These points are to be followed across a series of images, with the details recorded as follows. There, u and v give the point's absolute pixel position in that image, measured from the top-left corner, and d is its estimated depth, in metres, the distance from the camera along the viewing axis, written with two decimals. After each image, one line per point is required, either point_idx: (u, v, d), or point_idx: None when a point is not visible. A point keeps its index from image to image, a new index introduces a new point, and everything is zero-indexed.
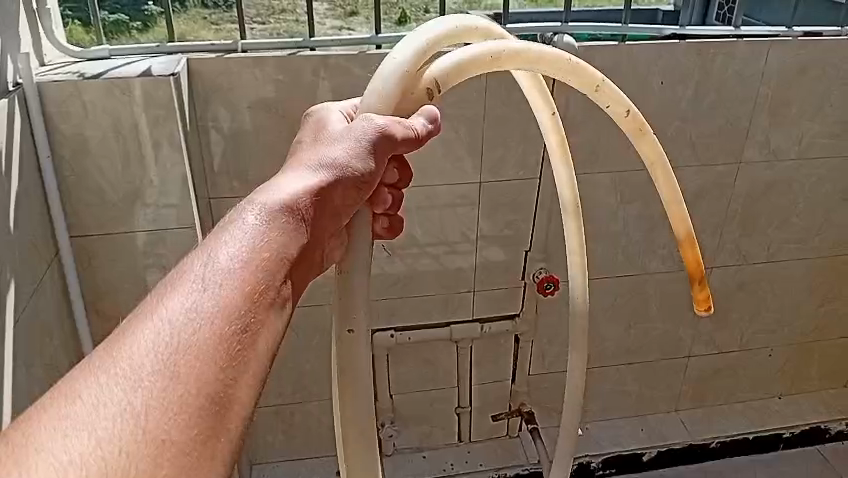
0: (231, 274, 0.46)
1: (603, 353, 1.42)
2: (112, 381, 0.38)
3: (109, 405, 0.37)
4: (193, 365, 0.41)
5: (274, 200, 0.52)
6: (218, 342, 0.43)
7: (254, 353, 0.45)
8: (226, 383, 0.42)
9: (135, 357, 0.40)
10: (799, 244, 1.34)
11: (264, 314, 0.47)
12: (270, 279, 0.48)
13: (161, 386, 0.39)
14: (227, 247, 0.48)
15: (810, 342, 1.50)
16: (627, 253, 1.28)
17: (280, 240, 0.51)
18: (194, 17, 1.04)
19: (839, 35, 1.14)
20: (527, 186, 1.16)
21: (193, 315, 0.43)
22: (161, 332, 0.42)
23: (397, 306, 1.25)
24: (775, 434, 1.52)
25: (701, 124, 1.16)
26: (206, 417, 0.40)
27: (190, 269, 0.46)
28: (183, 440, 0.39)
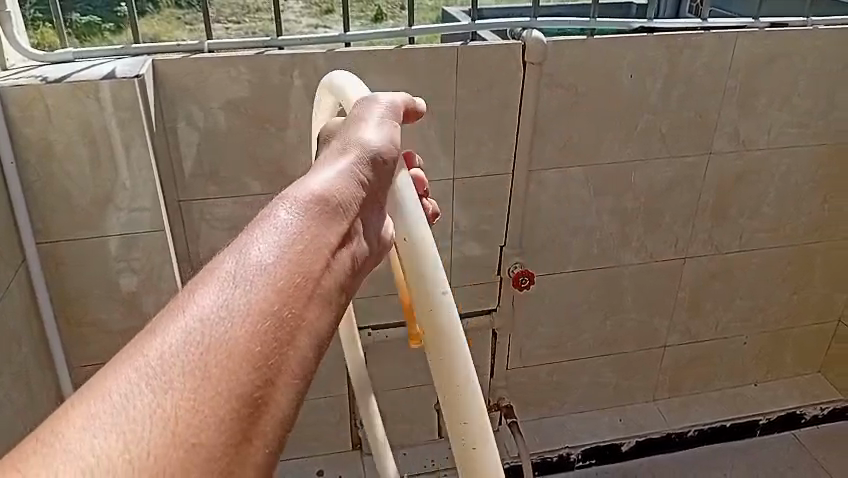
0: (272, 265, 0.41)
1: (581, 346, 1.42)
2: (139, 384, 0.33)
3: (136, 408, 0.32)
4: (231, 366, 0.36)
5: (309, 188, 0.47)
6: (253, 340, 0.37)
7: (297, 358, 0.40)
8: (264, 385, 0.37)
9: (162, 357, 0.35)
10: (771, 233, 1.36)
11: (306, 309, 0.41)
12: (313, 273, 0.43)
13: (190, 388, 0.34)
14: (267, 237, 0.42)
15: (785, 329, 1.52)
16: (601, 246, 1.29)
17: (320, 232, 0.45)
18: (167, 18, 1.02)
19: (804, 25, 1.15)
20: (502, 182, 1.16)
21: (229, 310, 0.38)
22: (194, 329, 0.36)
23: (373, 303, 1.25)
24: (752, 421, 1.54)
25: (672, 116, 1.16)
26: (243, 428, 0.35)
27: (227, 260, 0.41)
28: (216, 448, 0.33)
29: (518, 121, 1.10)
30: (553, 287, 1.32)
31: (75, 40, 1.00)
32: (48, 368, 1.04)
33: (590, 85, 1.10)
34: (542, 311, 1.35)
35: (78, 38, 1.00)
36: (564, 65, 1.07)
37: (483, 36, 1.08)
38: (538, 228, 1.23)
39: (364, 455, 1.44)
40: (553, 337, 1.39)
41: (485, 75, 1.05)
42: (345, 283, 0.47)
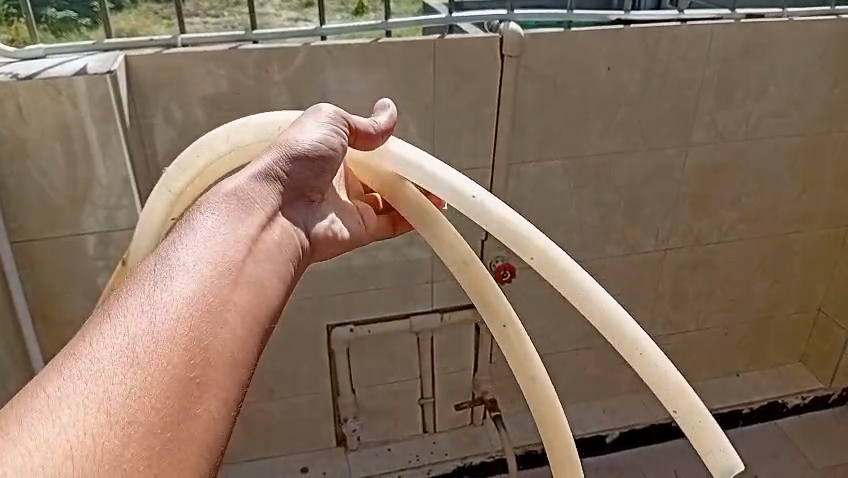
0: (190, 264, 0.51)
1: (564, 338, 1.42)
2: (77, 376, 0.41)
3: (74, 398, 0.40)
4: (157, 351, 0.44)
5: (217, 210, 0.56)
6: (175, 331, 0.46)
7: (218, 341, 0.48)
8: (188, 366, 0.46)
9: (96, 352, 0.43)
10: (750, 223, 1.36)
11: (222, 302, 0.50)
12: (230, 265, 0.53)
13: (122, 375, 0.42)
14: (184, 243, 0.52)
15: (766, 319, 1.53)
16: (582, 238, 1.29)
17: (235, 230, 0.56)
18: (144, 13, 1.02)
19: (780, 16, 1.15)
20: (483, 176, 1.15)
21: (148, 310, 0.46)
22: (118, 327, 0.45)
23: (355, 299, 1.24)
24: (735, 411, 1.56)
25: (650, 108, 1.16)
26: (177, 397, 0.44)
27: (147, 267, 0.50)
28: (149, 422, 0.42)
29: (497, 113, 1.09)
30: (535, 280, 1.32)
31: (51, 36, 0.99)
32: (26, 370, 1.03)
33: (568, 77, 1.09)
34: (524, 303, 1.35)
35: (54, 34, 0.99)
36: (543, 58, 1.07)
37: (461, 28, 1.07)
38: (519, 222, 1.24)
39: (348, 451, 1.44)
40: (536, 330, 1.39)
41: (463, 68, 1.04)
42: (268, 275, 0.57)
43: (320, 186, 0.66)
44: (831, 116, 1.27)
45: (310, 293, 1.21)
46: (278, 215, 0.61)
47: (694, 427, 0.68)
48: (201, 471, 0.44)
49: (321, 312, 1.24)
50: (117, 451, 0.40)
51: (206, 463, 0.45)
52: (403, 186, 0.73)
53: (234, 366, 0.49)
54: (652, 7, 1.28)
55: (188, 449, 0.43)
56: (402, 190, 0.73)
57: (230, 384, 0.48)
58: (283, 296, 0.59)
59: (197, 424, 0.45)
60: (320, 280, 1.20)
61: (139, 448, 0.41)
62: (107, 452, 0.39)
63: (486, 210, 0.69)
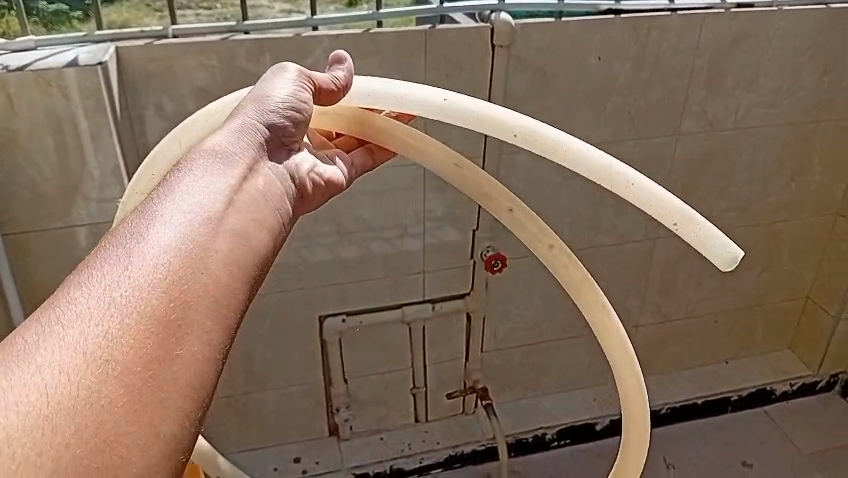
0: (171, 211, 0.50)
1: (555, 326, 1.43)
2: (54, 319, 0.41)
3: (53, 341, 0.40)
4: (137, 291, 0.44)
5: (198, 164, 0.56)
6: (158, 274, 0.46)
7: (204, 284, 0.48)
8: (173, 307, 0.45)
9: (76, 297, 0.43)
10: (740, 212, 1.37)
11: (207, 246, 0.50)
12: (213, 211, 0.52)
13: (102, 317, 0.42)
14: (166, 193, 0.52)
15: (754, 307, 1.54)
16: (573, 228, 1.30)
17: (217, 179, 0.55)
18: (136, 4, 1.01)
19: (770, 5, 1.16)
20: (474, 166, 1.16)
21: (129, 255, 0.46)
22: (98, 273, 0.44)
23: (347, 290, 1.24)
24: (724, 398, 1.58)
25: (641, 98, 1.17)
26: (158, 337, 0.43)
27: (132, 217, 0.50)
28: (132, 362, 0.42)
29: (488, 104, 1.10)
30: (526, 269, 1.33)
31: (43, 29, 0.98)
32: None
33: (559, 66, 1.10)
34: (515, 293, 1.36)
35: (45, 28, 0.98)
36: (533, 48, 1.07)
37: (453, 18, 1.07)
38: None
39: (340, 441, 1.45)
40: (527, 319, 1.40)
41: (453, 58, 1.04)
42: (255, 222, 0.56)
43: (298, 137, 0.67)
44: (819, 105, 1.28)
45: (303, 284, 1.21)
46: (261, 167, 0.61)
47: (699, 235, 0.68)
48: (191, 410, 0.44)
49: (313, 303, 1.24)
50: (94, 389, 0.40)
51: (196, 402, 0.44)
52: (372, 116, 0.73)
53: (223, 309, 0.49)
54: None
55: (176, 388, 0.43)
56: (374, 122, 0.73)
57: (219, 324, 0.48)
58: (276, 243, 0.59)
59: (184, 363, 0.44)
60: (312, 270, 1.20)
61: (117, 386, 0.40)
62: (83, 391, 0.39)
63: (457, 105, 0.69)
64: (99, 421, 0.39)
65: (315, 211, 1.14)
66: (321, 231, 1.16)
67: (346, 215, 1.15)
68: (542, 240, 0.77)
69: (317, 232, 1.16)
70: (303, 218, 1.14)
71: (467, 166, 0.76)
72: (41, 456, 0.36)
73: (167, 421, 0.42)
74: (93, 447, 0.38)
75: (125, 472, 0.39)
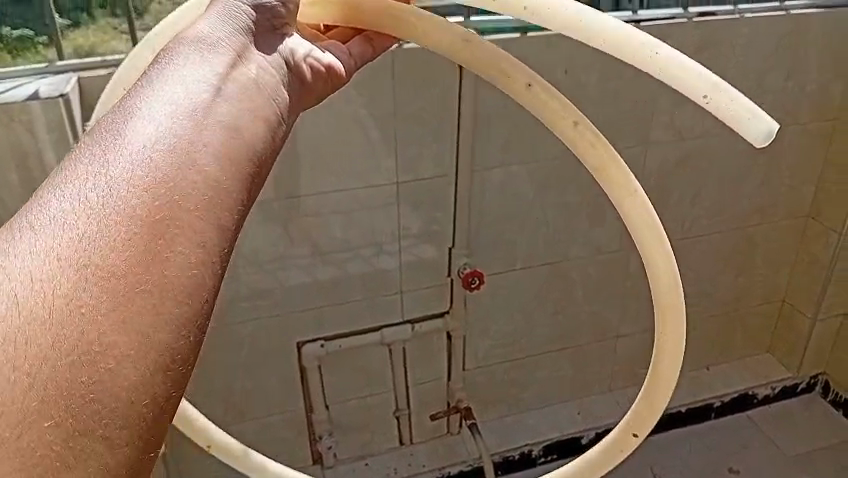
0: (152, 104, 0.46)
1: (536, 341, 1.43)
2: (25, 223, 0.38)
3: (25, 246, 0.36)
4: (115, 189, 0.40)
5: (179, 58, 0.51)
6: (138, 171, 0.41)
7: (193, 179, 0.43)
8: (158, 205, 0.41)
9: (49, 200, 0.39)
10: (713, 218, 1.38)
11: (194, 139, 0.45)
12: (199, 101, 0.48)
13: (77, 218, 0.38)
14: (146, 88, 0.48)
15: (732, 313, 1.55)
16: (548, 241, 1.30)
17: (201, 69, 0.51)
18: (104, 28, 0.97)
19: (731, 13, 1.17)
20: (447, 183, 1.16)
21: (105, 156, 0.42)
22: (72, 176, 0.40)
23: (324, 314, 1.23)
24: (707, 405, 1.57)
25: (609, 109, 1.17)
26: (143, 236, 0.39)
27: (110, 115, 0.46)
28: (114, 265, 0.37)
29: (457, 120, 1.10)
30: (504, 285, 1.32)
31: (7, 56, 0.95)
32: None
33: None
34: (494, 309, 1.35)
35: (10, 54, 0.95)
36: None
37: None
38: (485, 226, 1.24)
39: (325, 469, 1.42)
40: (507, 335, 1.40)
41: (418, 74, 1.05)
42: (251, 116, 0.52)
43: (288, 19, 0.63)
44: (785, 109, 1.29)
45: (280, 309, 1.20)
46: (251, 55, 0.56)
47: (729, 103, 0.64)
48: (188, 312, 0.40)
49: (291, 328, 1.23)
50: (73, 295, 0.36)
51: (194, 304, 0.40)
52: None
53: (217, 204, 0.44)
54: None
55: (167, 290, 0.39)
56: (363, 5, 0.68)
57: (213, 219, 0.43)
58: (277, 135, 0.54)
59: (175, 262, 0.40)
60: (287, 296, 1.19)
61: (98, 291, 0.36)
62: (61, 297, 0.35)
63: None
64: (79, 331, 0.35)
65: (289, 235, 1.13)
66: (295, 255, 1.15)
67: (320, 237, 1.14)
68: (567, 116, 0.68)
69: (291, 256, 1.15)
70: (277, 242, 1.13)
71: (478, 43, 0.68)
72: (15, 372, 0.33)
73: (161, 329, 0.38)
74: (76, 359, 0.34)
75: (114, 386, 0.35)
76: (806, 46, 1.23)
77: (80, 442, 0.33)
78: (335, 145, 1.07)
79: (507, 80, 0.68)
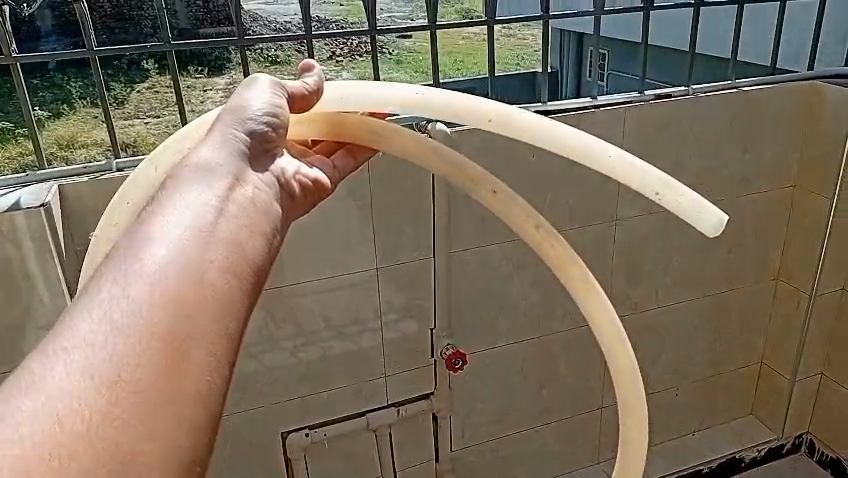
0: (164, 225, 0.47)
1: (522, 417, 1.43)
2: (56, 347, 0.39)
3: (60, 371, 0.38)
4: (136, 311, 0.42)
5: (189, 169, 0.52)
6: (157, 293, 0.43)
7: (205, 296, 0.45)
8: (177, 324, 0.43)
9: (78, 323, 0.41)
10: (686, 286, 1.41)
11: (206, 255, 0.47)
12: (207, 220, 0.48)
13: (105, 341, 0.40)
14: (161, 204, 0.49)
15: (712, 378, 1.57)
16: (528, 318, 1.32)
17: (204, 189, 0.51)
18: (83, 117, 1.06)
19: (686, 94, 1.23)
20: (424, 265, 1.19)
21: (127, 277, 0.43)
22: (97, 298, 0.42)
23: (308, 403, 1.23)
24: (696, 471, 1.56)
25: (577, 187, 1.21)
26: (164, 355, 0.41)
27: (128, 232, 0.47)
28: (141, 384, 0.40)
29: (431, 207, 1.14)
30: (487, 363, 1.33)
31: None
32: None
33: (495, 166, 1.14)
34: (479, 388, 1.35)
35: None
36: (471, 151, 1.12)
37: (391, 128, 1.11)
38: (465, 307, 1.26)
39: None
40: (493, 412, 1.40)
41: (391, 165, 1.09)
42: (256, 226, 0.53)
43: (279, 141, 0.61)
44: (746, 178, 1.34)
45: (264, 401, 1.19)
46: (250, 176, 0.56)
47: (680, 201, 0.69)
48: (200, 420, 0.42)
49: (277, 419, 1.22)
50: (106, 413, 0.38)
51: (209, 410, 0.43)
52: (346, 116, 0.71)
53: (227, 317, 0.46)
54: (575, 79, 1.34)
55: (186, 405, 0.41)
56: (348, 122, 0.71)
57: (224, 333, 0.45)
58: (276, 244, 0.55)
59: (191, 377, 0.42)
60: (271, 387, 1.19)
61: (127, 406, 0.39)
62: (97, 414, 0.38)
63: (431, 97, 0.70)
64: (114, 443, 0.37)
65: (271, 322, 1.14)
66: (278, 346, 1.16)
67: (302, 326, 1.16)
68: (528, 219, 0.74)
69: (274, 346, 1.16)
70: (259, 332, 1.14)
71: (445, 151, 0.73)
72: None
73: (183, 434, 0.41)
74: (112, 469, 0.37)
75: None
76: (759, 120, 1.30)
77: None
78: (314, 235, 1.09)
79: (474, 187, 0.74)
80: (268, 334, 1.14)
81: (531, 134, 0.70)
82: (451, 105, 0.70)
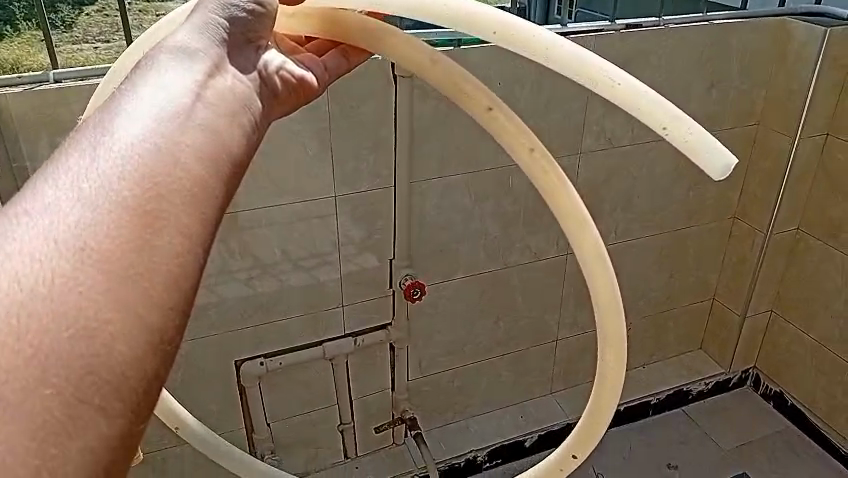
0: (137, 103, 0.44)
1: (478, 348, 1.44)
2: (19, 211, 0.37)
3: (22, 234, 0.36)
4: (106, 182, 0.39)
5: (163, 55, 0.49)
6: (128, 165, 0.40)
7: (181, 175, 0.42)
8: (149, 198, 0.40)
9: (43, 190, 0.38)
10: (644, 223, 1.42)
11: (181, 135, 0.44)
12: (183, 102, 0.46)
13: (71, 208, 0.37)
14: (134, 85, 0.46)
15: (664, 314, 1.59)
16: (487, 250, 1.31)
17: (180, 73, 0.48)
18: (27, 41, 0.97)
19: (656, 24, 1.21)
20: (385, 194, 1.16)
21: (95, 150, 0.40)
22: (63, 170, 0.39)
23: (265, 331, 1.21)
24: (645, 403, 1.60)
25: (542, 119, 1.20)
26: (135, 228, 0.38)
27: (98, 110, 0.44)
28: (108, 251, 0.37)
29: (394, 134, 1.11)
30: (446, 295, 1.33)
31: None
32: None
33: None
34: (436, 318, 1.35)
35: None
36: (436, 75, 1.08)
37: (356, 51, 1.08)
38: (425, 239, 1.25)
39: None
40: (450, 344, 1.40)
41: (351, 90, 1.05)
42: (232, 119, 0.49)
43: (263, 33, 0.57)
44: (711, 115, 1.34)
45: (219, 328, 1.17)
46: (228, 65, 0.52)
47: (690, 140, 0.59)
48: (171, 303, 0.38)
49: (231, 347, 1.20)
50: (70, 275, 0.35)
51: (182, 290, 0.39)
52: (342, 14, 0.65)
53: (203, 202, 0.42)
54: None
55: (161, 283, 0.38)
56: (346, 21, 0.65)
57: (199, 220, 0.42)
58: (253, 138, 0.51)
59: (163, 255, 0.39)
60: (226, 315, 1.17)
61: (92, 273, 0.35)
62: (60, 277, 0.35)
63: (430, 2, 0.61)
64: (78, 309, 0.34)
65: (226, 252, 1.11)
66: (233, 275, 1.13)
67: (258, 255, 1.13)
68: (523, 142, 0.65)
69: (228, 275, 1.13)
70: (213, 260, 1.11)
71: (442, 61, 0.65)
72: (19, 343, 0.33)
73: (153, 311, 0.37)
74: (75, 333, 0.34)
75: (111, 362, 0.35)
76: (728, 57, 1.29)
77: (78, 410, 0.33)
78: (272, 160, 1.06)
79: (468, 101, 0.65)
80: (224, 262, 1.12)
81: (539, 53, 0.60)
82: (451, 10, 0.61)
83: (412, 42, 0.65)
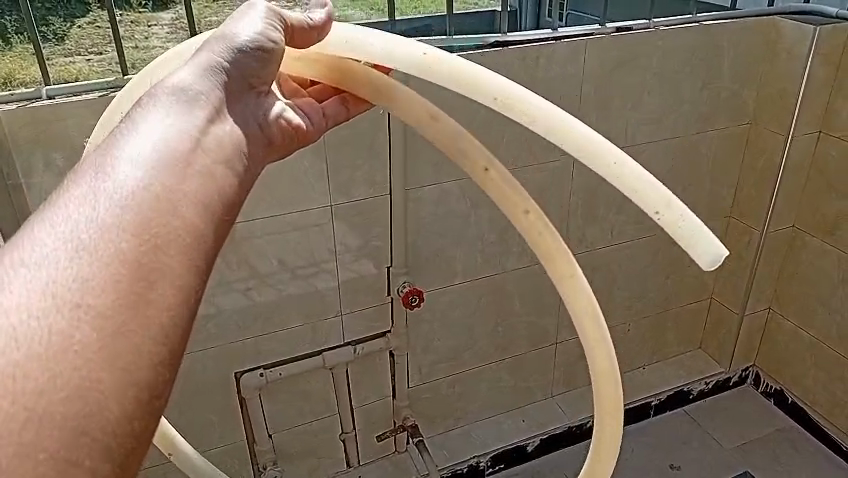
0: (136, 150, 0.45)
1: (478, 353, 1.44)
2: (16, 260, 0.37)
3: (20, 284, 0.36)
4: (104, 235, 0.39)
5: (164, 99, 0.50)
6: (125, 217, 0.40)
7: (176, 227, 0.42)
8: (145, 252, 0.40)
9: (42, 239, 0.38)
10: (640, 224, 1.42)
11: (176, 187, 0.44)
12: (179, 149, 0.46)
13: (69, 259, 0.38)
14: (133, 129, 0.46)
15: (663, 314, 1.60)
16: (484, 255, 1.31)
17: (178, 120, 0.48)
18: (19, 54, 0.97)
19: (647, 27, 1.21)
20: (381, 202, 1.17)
21: (93, 198, 0.41)
22: (62, 217, 0.40)
23: (263, 342, 1.21)
24: (646, 404, 1.60)
25: None
26: (131, 283, 0.39)
27: (97, 153, 0.45)
28: (105, 308, 0.37)
29: (388, 142, 1.11)
30: (444, 301, 1.33)
31: None
32: None
33: (453, 100, 1.11)
34: (435, 324, 1.35)
35: None
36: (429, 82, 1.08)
37: None
38: (421, 246, 1.25)
39: None
40: (449, 351, 1.40)
41: None
42: (227, 166, 0.50)
43: (265, 78, 0.57)
44: (703, 116, 1.34)
45: (217, 341, 1.17)
46: (225, 111, 0.53)
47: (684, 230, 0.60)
48: (158, 360, 0.38)
49: (231, 359, 1.20)
50: (66, 333, 0.35)
51: (171, 346, 0.40)
52: (348, 63, 0.65)
53: (195, 254, 0.43)
54: None
55: (150, 339, 0.38)
56: (350, 69, 0.65)
57: (192, 272, 0.42)
58: (244, 185, 0.52)
59: (156, 309, 0.39)
60: (224, 327, 1.17)
61: (87, 330, 0.36)
62: (56, 336, 0.35)
63: (436, 64, 0.61)
64: (73, 369, 0.35)
65: (224, 264, 1.11)
66: (230, 287, 1.13)
67: (255, 266, 1.13)
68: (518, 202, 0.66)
69: (225, 288, 1.13)
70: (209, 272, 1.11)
71: (441, 117, 0.66)
72: (13, 406, 0.33)
73: (145, 368, 0.38)
74: (70, 394, 0.34)
75: (102, 424, 0.35)
76: (719, 57, 1.29)
77: (72, 473, 0.33)
78: (266, 172, 1.06)
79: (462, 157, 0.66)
80: (220, 275, 1.12)
81: (541, 124, 0.60)
82: (456, 74, 0.60)
83: (415, 98, 0.65)
